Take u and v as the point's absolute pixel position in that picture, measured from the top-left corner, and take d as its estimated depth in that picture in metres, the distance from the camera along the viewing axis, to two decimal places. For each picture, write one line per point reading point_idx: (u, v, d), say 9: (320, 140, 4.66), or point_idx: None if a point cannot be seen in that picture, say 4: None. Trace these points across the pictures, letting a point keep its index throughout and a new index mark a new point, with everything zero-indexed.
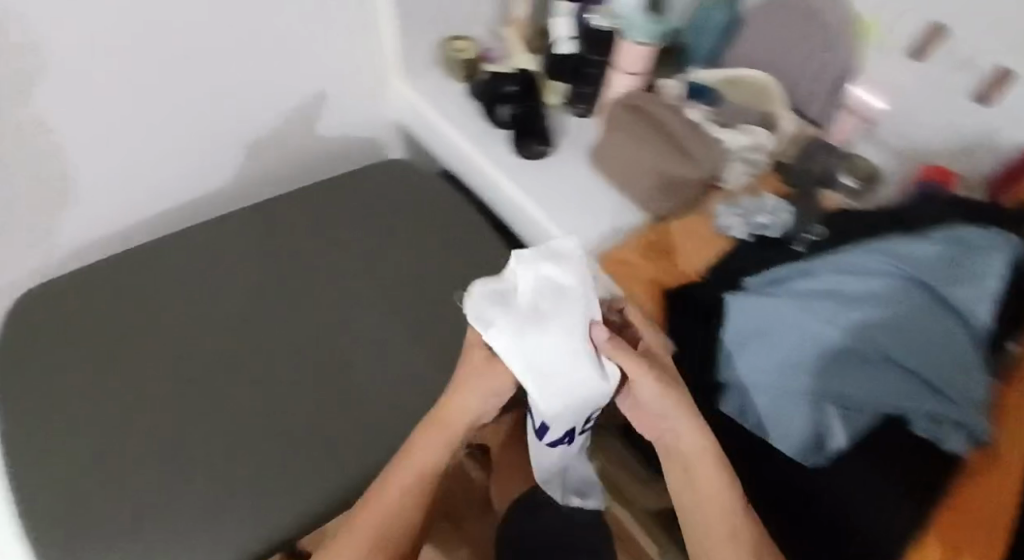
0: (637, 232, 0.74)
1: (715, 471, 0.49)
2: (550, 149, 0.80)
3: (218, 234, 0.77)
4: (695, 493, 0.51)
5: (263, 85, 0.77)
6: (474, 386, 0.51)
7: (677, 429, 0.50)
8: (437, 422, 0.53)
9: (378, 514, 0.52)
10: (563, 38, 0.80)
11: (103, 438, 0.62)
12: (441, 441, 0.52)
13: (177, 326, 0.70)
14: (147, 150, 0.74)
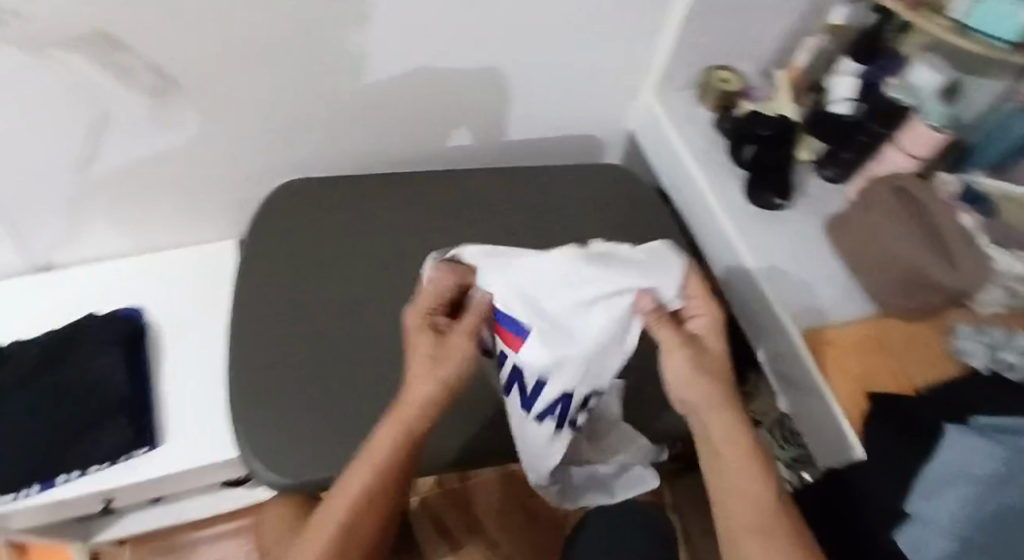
0: (856, 319, 0.67)
1: (745, 458, 0.48)
2: (786, 205, 0.74)
3: (431, 189, 0.77)
4: (726, 483, 0.48)
5: (522, 73, 0.74)
6: (435, 367, 0.51)
7: (708, 410, 0.50)
8: (401, 415, 0.51)
9: (336, 519, 0.48)
10: (837, 98, 0.73)
11: (282, 352, 0.64)
12: (402, 435, 0.50)
13: (371, 267, 0.71)
14: (391, 104, 0.73)
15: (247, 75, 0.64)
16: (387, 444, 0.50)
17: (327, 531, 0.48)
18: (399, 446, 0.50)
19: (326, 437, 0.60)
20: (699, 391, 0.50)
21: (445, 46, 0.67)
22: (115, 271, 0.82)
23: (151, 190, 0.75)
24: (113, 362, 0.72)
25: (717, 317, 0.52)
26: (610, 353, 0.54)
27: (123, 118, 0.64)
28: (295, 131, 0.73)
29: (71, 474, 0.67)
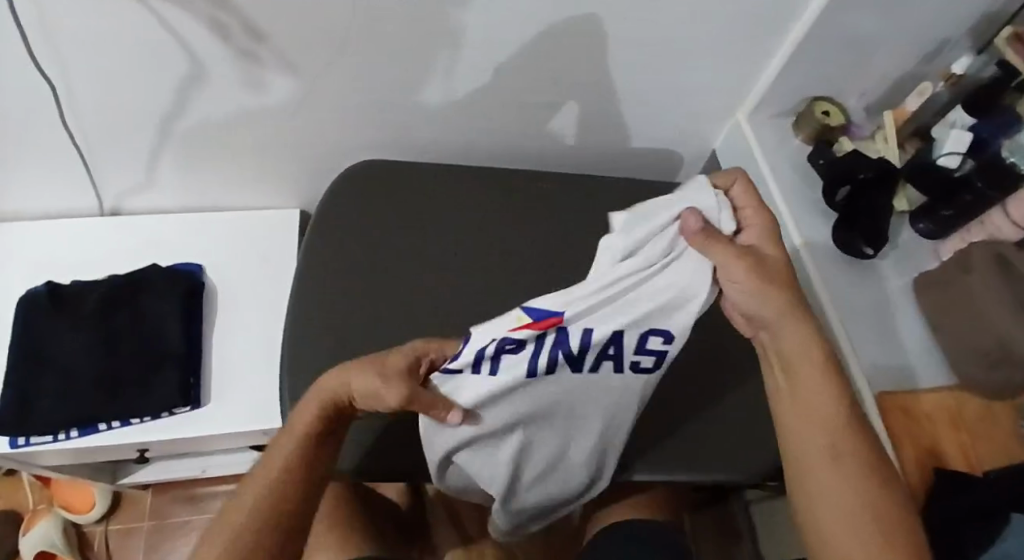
0: (935, 387, 0.63)
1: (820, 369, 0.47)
2: (873, 254, 0.70)
3: (505, 187, 0.75)
4: (801, 410, 0.47)
5: (618, 78, 0.71)
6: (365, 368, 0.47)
7: (787, 326, 0.46)
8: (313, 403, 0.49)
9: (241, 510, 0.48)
10: (942, 150, 0.68)
11: (343, 333, 0.64)
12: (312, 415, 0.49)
13: (439, 259, 0.69)
14: (479, 93, 0.70)
15: (342, 50, 0.62)
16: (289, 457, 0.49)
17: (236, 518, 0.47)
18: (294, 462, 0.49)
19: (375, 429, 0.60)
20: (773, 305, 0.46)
21: (545, 46, 0.64)
22: (177, 223, 0.81)
23: (228, 149, 0.75)
24: (166, 316, 0.72)
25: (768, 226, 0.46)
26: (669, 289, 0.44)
27: (212, 77, 0.63)
28: (379, 110, 0.71)
29: (113, 423, 0.68)
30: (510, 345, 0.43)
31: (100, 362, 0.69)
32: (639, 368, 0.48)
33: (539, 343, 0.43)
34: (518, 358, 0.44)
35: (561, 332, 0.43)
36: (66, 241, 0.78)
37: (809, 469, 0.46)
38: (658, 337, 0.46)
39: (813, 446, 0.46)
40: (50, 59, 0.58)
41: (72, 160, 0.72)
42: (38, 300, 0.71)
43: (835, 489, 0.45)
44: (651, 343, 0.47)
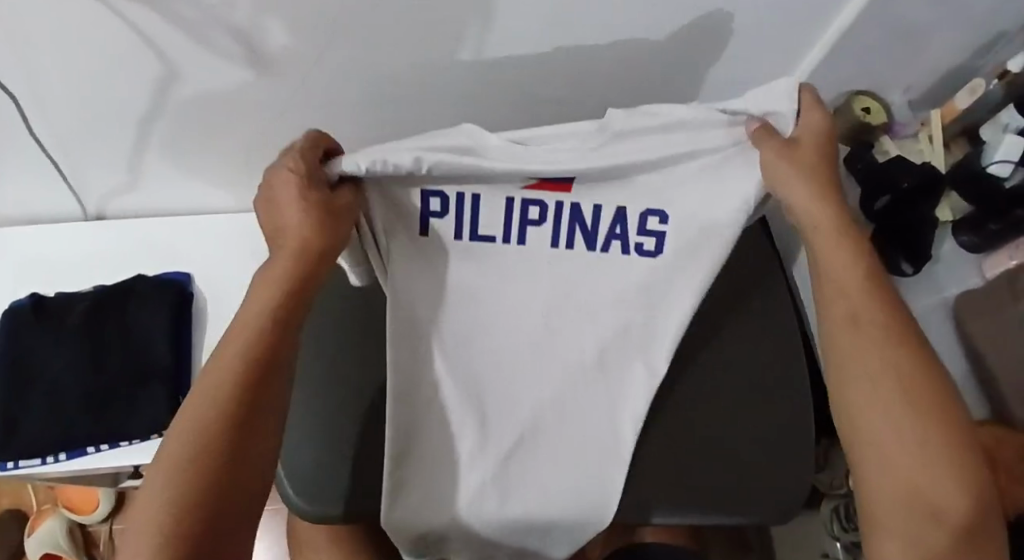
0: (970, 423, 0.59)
1: (844, 239, 0.40)
2: (909, 271, 0.65)
3: None
4: (844, 303, 0.40)
5: (640, 74, 0.64)
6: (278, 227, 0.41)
7: (812, 203, 0.41)
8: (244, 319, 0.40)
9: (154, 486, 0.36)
10: (993, 158, 0.61)
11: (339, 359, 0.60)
12: (243, 335, 0.40)
13: None
14: (488, 92, 0.65)
15: (335, 52, 0.56)
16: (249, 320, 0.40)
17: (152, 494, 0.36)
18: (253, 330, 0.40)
19: (370, 470, 0.55)
20: (800, 186, 0.39)
21: (561, 44, 0.58)
22: (166, 225, 0.77)
23: (215, 149, 0.70)
24: (156, 330, 0.68)
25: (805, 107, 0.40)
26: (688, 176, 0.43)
27: (193, 79, 0.58)
28: (375, 110, 0.66)
29: (101, 445, 0.64)
30: (437, 209, 0.45)
31: (87, 380, 0.66)
32: (644, 253, 0.47)
33: (555, 214, 0.46)
34: (541, 229, 0.46)
35: (573, 204, 0.45)
36: (50, 247, 0.74)
37: (860, 369, 0.39)
38: (655, 218, 0.45)
39: (868, 334, 0.39)
40: (13, 65, 0.53)
41: (49, 165, 0.67)
42: (22, 314, 0.68)
43: (878, 360, 0.39)
44: (647, 223, 0.46)
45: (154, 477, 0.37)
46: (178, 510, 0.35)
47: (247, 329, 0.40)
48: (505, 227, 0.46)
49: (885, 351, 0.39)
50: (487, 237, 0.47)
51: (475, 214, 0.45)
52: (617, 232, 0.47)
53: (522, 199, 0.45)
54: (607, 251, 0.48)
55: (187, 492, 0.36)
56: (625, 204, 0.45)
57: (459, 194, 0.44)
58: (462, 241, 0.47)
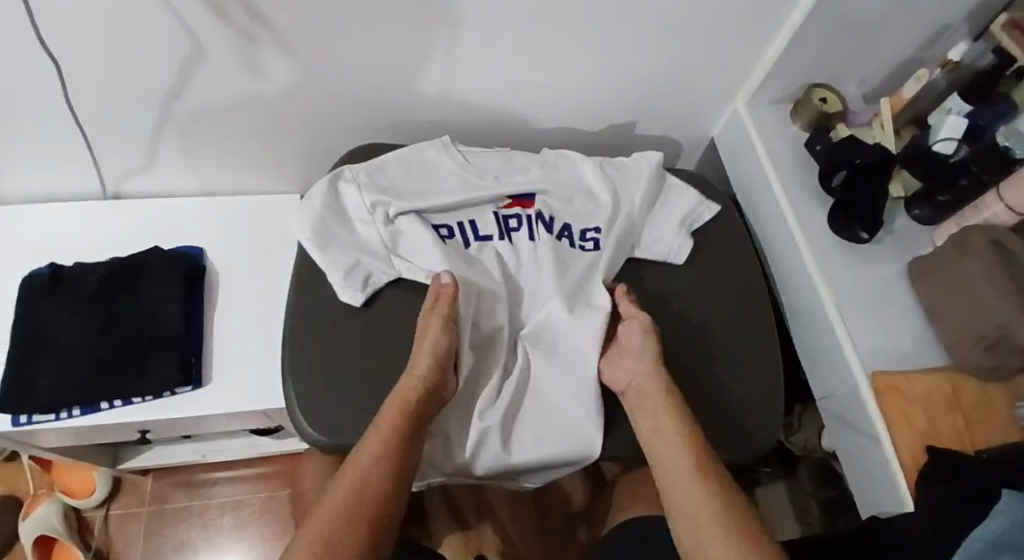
0: (931, 370, 0.63)
1: (674, 407, 0.58)
2: (868, 239, 0.71)
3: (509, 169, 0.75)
4: (685, 473, 0.53)
5: (621, 63, 0.72)
6: (425, 350, 0.58)
7: (646, 377, 0.60)
8: (397, 404, 0.55)
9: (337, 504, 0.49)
10: (938, 136, 0.68)
11: (348, 311, 0.65)
12: (399, 417, 0.54)
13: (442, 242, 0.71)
14: (483, 77, 0.71)
15: (347, 34, 0.62)
16: (389, 440, 0.53)
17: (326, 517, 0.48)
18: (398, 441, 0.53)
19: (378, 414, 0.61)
20: (650, 383, 0.60)
21: (551, 29, 0.65)
22: (180, 206, 0.82)
23: (229, 131, 0.75)
24: (170, 295, 0.72)
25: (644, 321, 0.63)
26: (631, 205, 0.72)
27: (216, 58, 0.63)
28: (379, 92, 0.72)
29: (114, 402, 0.68)
30: (445, 234, 0.68)
31: (99, 344, 0.69)
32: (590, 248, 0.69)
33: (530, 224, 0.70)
34: (521, 234, 0.69)
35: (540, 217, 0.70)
36: (70, 223, 0.79)
37: (683, 489, 0.52)
38: (592, 230, 0.71)
39: (696, 494, 0.51)
40: (55, 39, 0.58)
41: (75, 143, 0.73)
42: (39, 282, 0.71)
43: (700, 498, 0.51)
44: (586, 234, 0.70)
45: (329, 510, 0.49)
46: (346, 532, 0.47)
47: (398, 425, 0.54)
48: (498, 230, 0.69)
49: (711, 505, 0.50)
50: (484, 235, 0.69)
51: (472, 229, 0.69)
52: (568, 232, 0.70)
53: (504, 214, 0.70)
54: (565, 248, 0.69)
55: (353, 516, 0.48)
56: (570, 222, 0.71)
57: (458, 223, 0.69)
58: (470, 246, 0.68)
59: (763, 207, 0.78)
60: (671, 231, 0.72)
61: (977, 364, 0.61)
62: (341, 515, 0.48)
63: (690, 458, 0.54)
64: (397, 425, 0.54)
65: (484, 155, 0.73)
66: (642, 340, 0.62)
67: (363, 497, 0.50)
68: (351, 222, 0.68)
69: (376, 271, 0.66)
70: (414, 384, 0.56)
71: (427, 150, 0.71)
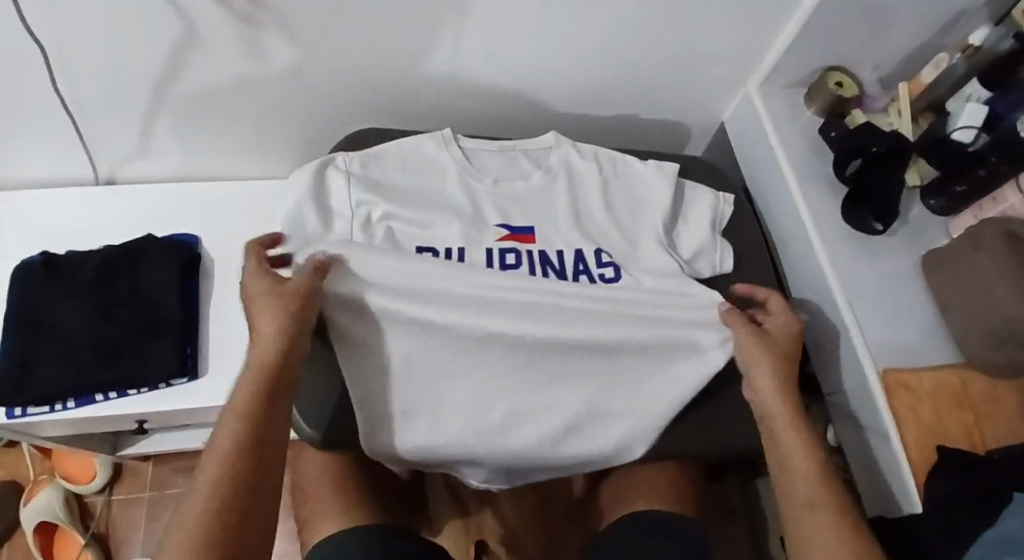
0: (938, 365, 0.62)
1: (795, 423, 0.54)
2: (882, 231, 0.69)
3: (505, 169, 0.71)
4: (806, 495, 0.49)
5: (627, 47, 0.69)
6: (264, 301, 0.51)
7: (768, 394, 0.56)
8: (254, 364, 0.48)
9: (204, 492, 0.41)
10: (957, 124, 0.67)
11: None
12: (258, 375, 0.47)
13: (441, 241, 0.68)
14: (485, 62, 0.69)
15: (342, 18, 0.60)
16: (243, 403, 0.46)
17: (192, 514, 0.40)
18: (253, 401, 0.46)
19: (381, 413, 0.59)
20: (775, 397, 0.55)
21: (555, 12, 0.62)
22: (175, 192, 0.80)
23: (222, 116, 0.73)
24: (167, 284, 0.71)
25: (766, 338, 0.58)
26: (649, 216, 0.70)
27: (206, 40, 0.61)
28: (377, 75, 0.69)
29: (110, 393, 0.66)
30: (431, 256, 0.64)
31: (93, 336, 0.67)
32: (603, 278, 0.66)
33: (528, 260, 0.66)
34: (520, 273, 0.65)
35: (540, 252, 0.67)
36: (61, 210, 0.77)
37: (798, 512, 0.49)
38: (606, 253, 0.67)
39: (819, 521, 0.47)
40: (38, 22, 0.55)
41: (63, 128, 0.70)
42: (32, 270, 0.70)
43: (817, 525, 0.47)
44: (602, 257, 0.66)
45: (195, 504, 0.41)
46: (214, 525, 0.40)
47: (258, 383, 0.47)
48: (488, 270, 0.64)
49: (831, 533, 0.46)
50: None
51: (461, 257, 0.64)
52: (577, 264, 0.66)
53: (499, 249, 0.66)
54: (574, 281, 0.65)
55: (219, 503, 0.41)
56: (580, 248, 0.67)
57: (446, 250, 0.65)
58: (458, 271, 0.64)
59: (774, 195, 0.76)
60: (706, 242, 0.70)
61: (989, 361, 0.60)
62: (208, 497, 0.41)
63: (813, 482, 0.49)
64: (259, 380, 0.47)
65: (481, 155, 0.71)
66: (766, 355, 0.57)
67: (231, 472, 0.42)
68: (329, 213, 0.64)
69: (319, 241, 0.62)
70: (266, 332, 0.49)
71: (427, 142, 0.69)
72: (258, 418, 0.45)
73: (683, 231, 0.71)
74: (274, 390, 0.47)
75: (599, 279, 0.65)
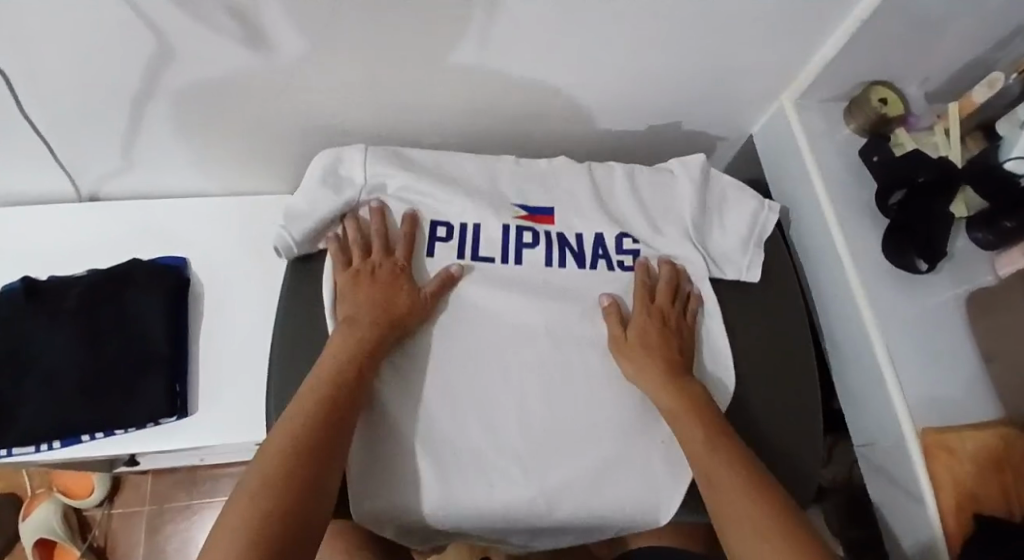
0: (980, 423, 0.57)
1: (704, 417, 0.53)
2: (925, 268, 0.63)
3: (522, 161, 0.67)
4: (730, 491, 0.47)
5: (651, 61, 0.63)
6: (352, 297, 0.57)
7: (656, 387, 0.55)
8: (333, 352, 0.53)
9: (276, 455, 0.45)
10: (1011, 153, 0.61)
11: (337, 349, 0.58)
12: (343, 360, 0.52)
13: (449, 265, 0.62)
14: (496, 77, 0.63)
15: (335, 34, 0.54)
16: (329, 383, 0.51)
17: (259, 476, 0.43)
18: (337, 381, 0.51)
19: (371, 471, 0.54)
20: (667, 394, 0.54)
21: (573, 28, 0.56)
22: (163, 209, 0.75)
23: (210, 132, 0.68)
24: (156, 314, 0.66)
25: (645, 313, 0.59)
26: (680, 205, 0.66)
27: (189, 58, 0.55)
28: (378, 91, 0.64)
29: (97, 434, 0.63)
30: (443, 234, 0.62)
31: (79, 371, 0.63)
32: (625, 267, 0.63)
33: (546, 241, 0.63)
34: (535, 253, 0.62)
35: (559, 233, 0.63)
36: (43, 229, 0.72)
37: (727, 517, 0.47)
38: (629, 239, 0.64)
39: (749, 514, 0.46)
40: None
41: (39, 145, 0.65)
42: (14, 299, 0.66)
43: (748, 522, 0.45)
44: (624, 243, 0.64)
45: (264, 465, 0.44)
46: (277, 492, 0.42)
47: (349, 364, 0.52)
48: (502, 251, 0.62)
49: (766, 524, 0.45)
50: (486, 256, 0.62)
51: (475, 242, 0.62)
52: (599, 251, 0.63)
53: (516, 226, 0.63)
54: (592, 268, 0.63)
55: (291, 468, 0.44)
56: (603, 231, 0.64)
57: (460, 225, 0.62)
58: (464, 260, 0.61)
59: (807, 222, 0.70)
60: (735, 246, 0.65)
61: None
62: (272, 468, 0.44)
63: (735, 475, 0.48)
64: (348, 362, 0.52)
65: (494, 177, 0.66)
66: (640, 323, 0.58)
67: (303, 445, 0.46)
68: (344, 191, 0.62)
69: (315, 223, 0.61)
70: (353, 326, 0.55)
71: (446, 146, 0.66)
72: (338, 399, 0.50)
73: (713, 230, 0.66)
74: (355, 377, 0.52)
75: (617, 267, 0.63)
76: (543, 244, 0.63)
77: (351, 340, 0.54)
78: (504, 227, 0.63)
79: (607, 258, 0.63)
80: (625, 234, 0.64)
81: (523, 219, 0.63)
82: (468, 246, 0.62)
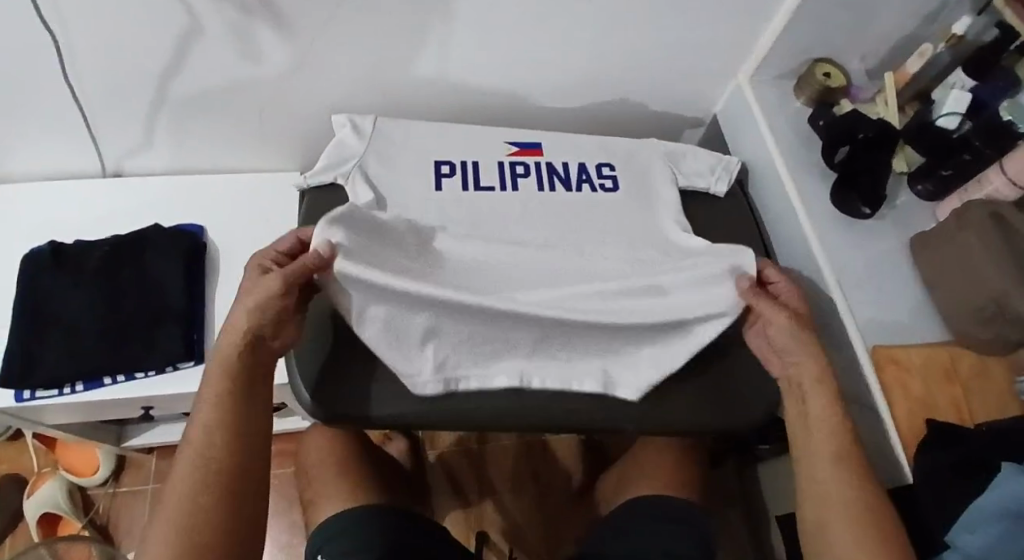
0: (929, 343, 0.64)
1: (825, 399, 0.55)
2: (870, 214, 0.71)
3: (511, 133, 0.76)
4: (835, 490, 0.52)
5: (621, 41, 0.71)
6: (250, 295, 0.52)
7: (799, 361, 0.58)
8: (219, 355, 0.51)
9: (178, 490, 0.47)
10: (942, 111, 0.69)
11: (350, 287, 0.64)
12: (222, 366, 0.51)
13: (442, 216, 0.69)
14: (485, 55, 0.71)
15: (343, 13, 0.62)
16: (213, 392, 0.50)
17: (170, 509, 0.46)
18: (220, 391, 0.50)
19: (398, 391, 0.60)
20: (809, 362, 0.57)
21: (550, 5, 0.64)
22: (180, 185, 0.82)
23: (227, 110, 0.75)
24: (173, 267, 0.72)
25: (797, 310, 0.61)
26: (648, 151, 0.77)
27: (212, 33, 0.62)
28: (379, 69, 0.71)
29: (118, 378, 0.68)
30: (448, 171, 0.71)
31: (101, 321, 0.68)
32: (608, 189, 0.73)
33: (536, 171, 0.73)
34: (528, 180, 0.72)
35: (547, 163, 0.74)
36: (69, 203, 0.79)
37: (828, 514, 0.52)
38: (607, 166, 0.75)
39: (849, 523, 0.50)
40: (48, 14, 0.57)
41: (72, 119, 0.72)
42: (40, 259, 0.71)
43: (840, 527, 0.51)
44: (603, 170, 0.75)
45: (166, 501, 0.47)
46: (181, 529, 0.45)
47: (225, 368, 0.51)
48: (500, 181, 0.72)
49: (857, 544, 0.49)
50: (487, 186, 0.71)
51: (476, 174, 0.72)
52: (583, 177, 0.74)
53: (510, 162, 0.73)
54: (581, 192, 0.73)
55: (190, 500, 0.46)
56: (585, 163, 0.75)
57: (461, 162, 0.72)
58: (469, 190, 0.71)
59: (766, 183, 0.78)
60: (705, 171, 0.76)
61: (975, 337, 0.62)
62: (188, 489, 0.47)
63: (842, 477, 0.52)
64: (223, 368, 0.51)
65: (484, 144, 0.74)
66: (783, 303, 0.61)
67: (202, 469, 0.47)
68: (354, 137, 0.71)
69: (342, 164, 0.70)
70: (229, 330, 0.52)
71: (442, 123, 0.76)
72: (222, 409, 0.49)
73: (686, 167, 0.76)
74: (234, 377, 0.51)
75: (600, 189, 0.73)
76: (534, 171, 0.73)
77: (225, 344, 0.52)
78: (500, 163, 0.73)
79: (591, 182, 0.74)
80: (603, 163, 0.75)
81: (516, 155, 0.74)
82: (469, 178, 0.71)
